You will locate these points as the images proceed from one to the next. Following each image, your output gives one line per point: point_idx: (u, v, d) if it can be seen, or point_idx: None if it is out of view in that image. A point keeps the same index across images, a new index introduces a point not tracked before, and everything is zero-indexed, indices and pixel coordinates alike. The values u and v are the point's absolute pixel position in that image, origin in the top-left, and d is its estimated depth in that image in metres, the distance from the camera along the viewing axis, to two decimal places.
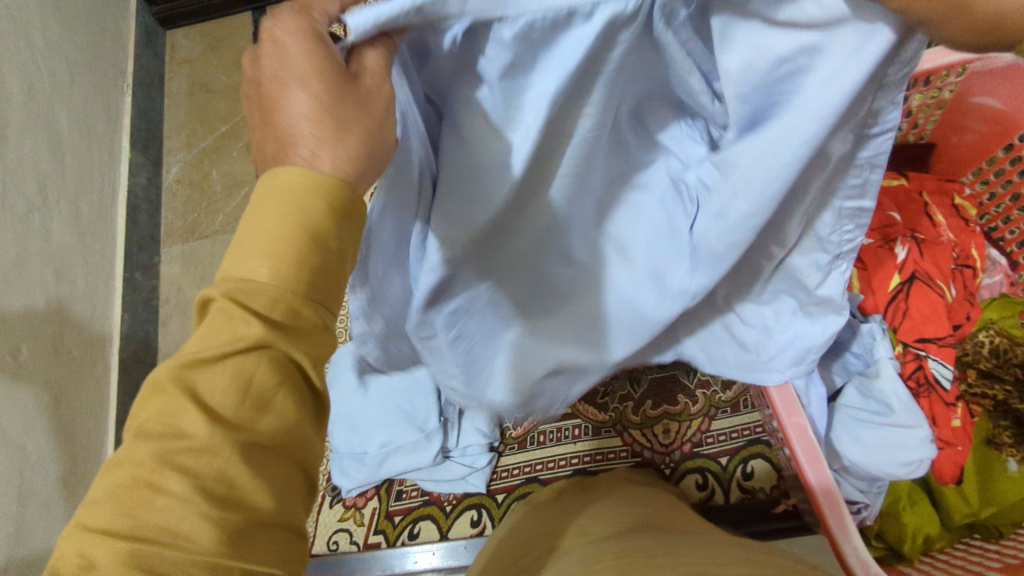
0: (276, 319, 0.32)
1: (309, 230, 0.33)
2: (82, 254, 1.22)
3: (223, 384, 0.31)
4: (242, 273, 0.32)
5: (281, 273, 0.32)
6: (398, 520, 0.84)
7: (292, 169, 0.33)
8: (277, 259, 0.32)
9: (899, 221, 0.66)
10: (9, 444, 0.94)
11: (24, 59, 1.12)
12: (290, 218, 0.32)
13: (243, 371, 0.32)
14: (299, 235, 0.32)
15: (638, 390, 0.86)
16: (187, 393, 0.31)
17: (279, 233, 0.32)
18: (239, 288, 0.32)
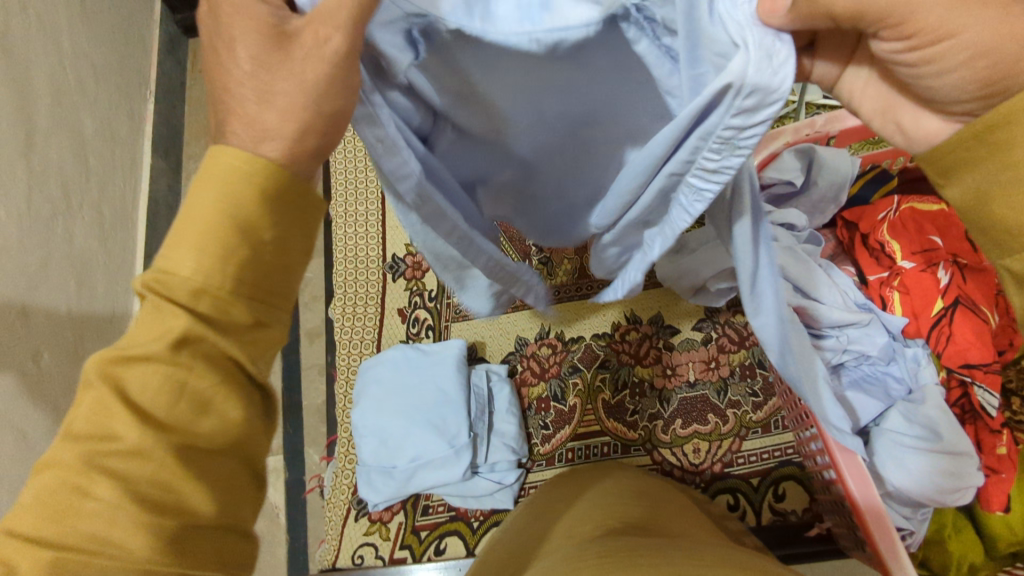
0: (202, 311, 0.33)
1: (236, 221, 0.33)
2: (103, 259, 1.22)
3: (154, 379, 0.32)
4: (173, 267, 0.33)
5: (205, 264, 0.32)
6: (424, 535, 0.84)
7: (228, 154, 0.33)
8: (200, 253, 0.32)
9: (941, 245, 0.66)
10: (29, 450, 0.93)
11: (52, 64, 1.13)
12: (221, 209, 0.32)
13: (173, 372, 0.32)
14: (225, 226, 0.32)
15: (667, 409, 0.84)
16: (115, 387, 0.32)
17: (213, 228, 0.32)
18: (170, 280, 0.33)
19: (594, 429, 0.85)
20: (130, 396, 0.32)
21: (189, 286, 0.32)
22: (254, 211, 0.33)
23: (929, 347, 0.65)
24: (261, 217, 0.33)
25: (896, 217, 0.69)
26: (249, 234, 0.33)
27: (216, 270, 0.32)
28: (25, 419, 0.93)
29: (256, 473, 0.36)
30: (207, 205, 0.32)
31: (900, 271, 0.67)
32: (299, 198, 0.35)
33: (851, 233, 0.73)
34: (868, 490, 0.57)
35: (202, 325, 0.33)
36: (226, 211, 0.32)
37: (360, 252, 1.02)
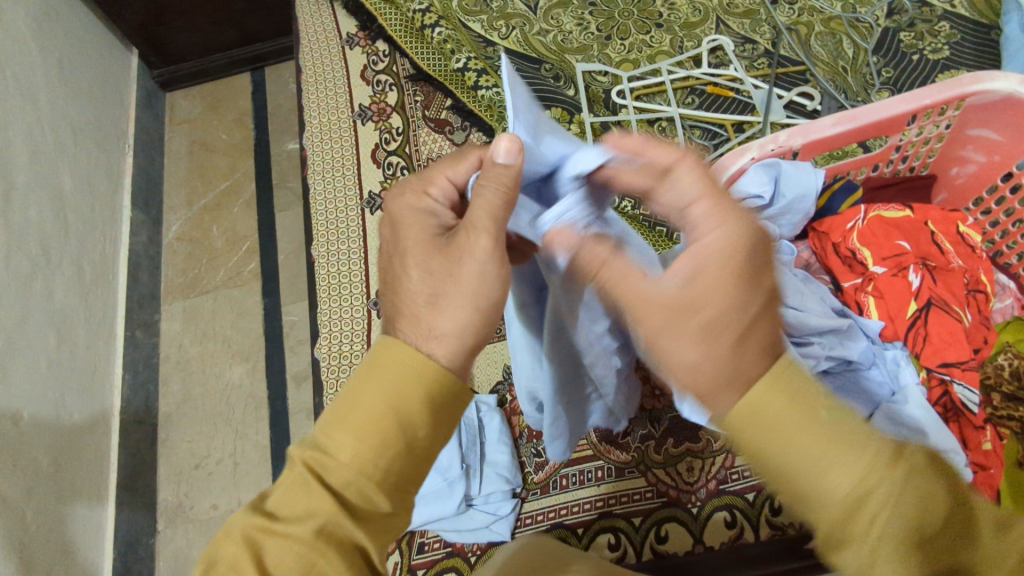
0: (345, 498, 0.40)
1: (399, 414, 0.41)
2: (84, 313, 1.21)
3: (290, 553, 0.39)
4: (331, 446, 0.41)
5: (361, 454, 0.40)
6: (421, 574, 0.83)
7: (411, 356, 0.42)
8: (359, 439, 0.40)
9: (908, 249, 0.68)
10: (10, 511, 0.90)
11: (30, 122, 1.14)
12: (389, 401, 0.41)
13: (313, 554, 0.39)
14: (390, 415, 0.41)
15: (658, 429, 0.85)
16: (252, 551, 0.39)
17: (370, 418, 0.41)
18: (326, 460, 0.41)
19: (586, 454, 0.85)
20: (268, 554, 0.39)
21: (346, 467, 0.40)
22: (409, 414, 0.41)
23: (908, 348, 0.67)
24: (419, 420, 0.42)
25: (864, 225, 0.69)
26: (406, 437, 0.41)
27: (363, 457, 0.40)
28: (6, 481, 0.91)
29: None
30: (383, 393, 0.41)
31: (873, 277, 0.69)
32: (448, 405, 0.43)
33: (821, 242, 0.73)
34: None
35: (346, 514, 0.40)
36: (388, 405, 0.41)
37: (344, 291, 1.02)
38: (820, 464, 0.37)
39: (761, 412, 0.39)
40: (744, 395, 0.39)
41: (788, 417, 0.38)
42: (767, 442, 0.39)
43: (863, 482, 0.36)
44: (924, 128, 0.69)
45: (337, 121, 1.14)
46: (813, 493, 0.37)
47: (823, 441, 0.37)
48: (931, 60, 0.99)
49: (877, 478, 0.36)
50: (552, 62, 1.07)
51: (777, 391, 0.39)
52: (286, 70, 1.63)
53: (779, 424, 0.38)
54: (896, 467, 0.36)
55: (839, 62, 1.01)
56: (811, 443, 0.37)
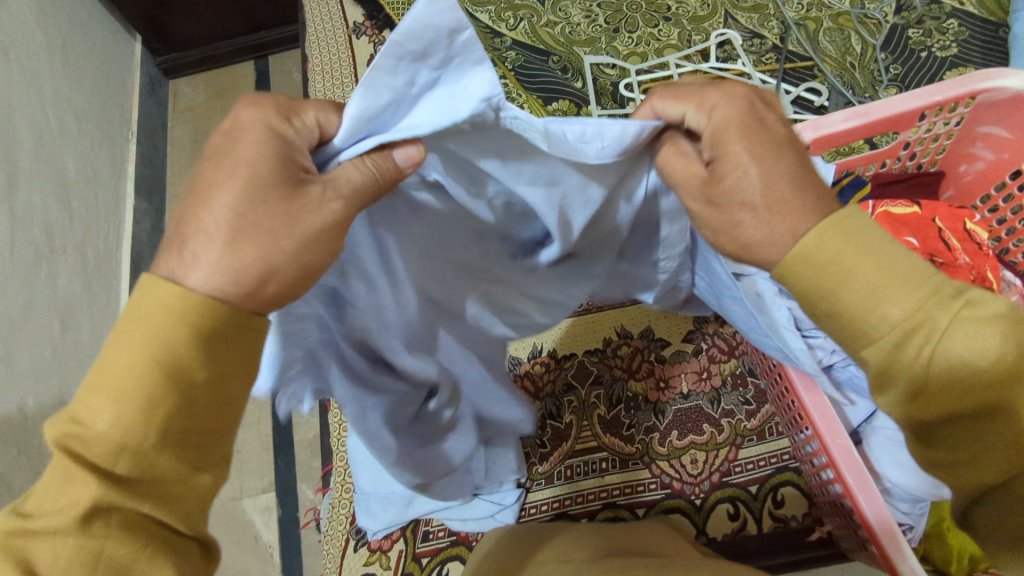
0: (120, 470, 0.33)
1: (165, 362, 0.34)
2: (88, 300, 1.21)
3: (64, 557, 0.32)
4: (101, 424, 0.33)
5: (125, 417, 0.33)
6: (425, 562, 0.83)
7: (168, 290, 0.34)
8: (122, 402, 0.33)
9: (917, 246, 0.68)
10: (16, 497, 0.91)
11: (34, 110, 1.13)
12: (153, 345, 0.34)
13: (87, 546, 0.32)
14: (155, 370, 0.33)
15: (662, 421, 0.85)
16: (23, 568, 0.31)
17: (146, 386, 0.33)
18: (90, 428, 0.33)
19: (590, 445, 0.86)
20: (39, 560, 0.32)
21: (104, 439, 0.33)
22: (182, 358, 0.34)
23: None
24: (195, 362, 0.34)
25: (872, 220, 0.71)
26: (180, 380, 0.34)
27: (135, 428, 0.33)
28: (10, 467, 0.91)
29: None
30: (139, 333, 0.34)
31: None
32: (239, 328, 0.36)
33: None
34: (879, 506, 0.56)
35: (117, 488, 0.33)
36: (149, 352, 0.34)
37: None
38: (872, 297, 0.39)
39: (813, 258, 0.40)
40: (808, 234, 0.40)
41: (847, 252, 0.39)
42: (812, 281, 0.40)
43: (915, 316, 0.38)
44: (934, 124, 0.69)
45: None
46: (864, 331, 0.39)
47: (883, 277, 0.39)
48: (939, 58, 1.00)
49: (928, 306, 0.38)
50: (561, 53, 1.08)
51: (833, 237, 0.39)
52: (290, 59, 1.62)
53: (834, 265, 0.39)
54: (941, 305, 0.38)
55: (847, 58, 1.01)
56: (873, 278, 0.39)
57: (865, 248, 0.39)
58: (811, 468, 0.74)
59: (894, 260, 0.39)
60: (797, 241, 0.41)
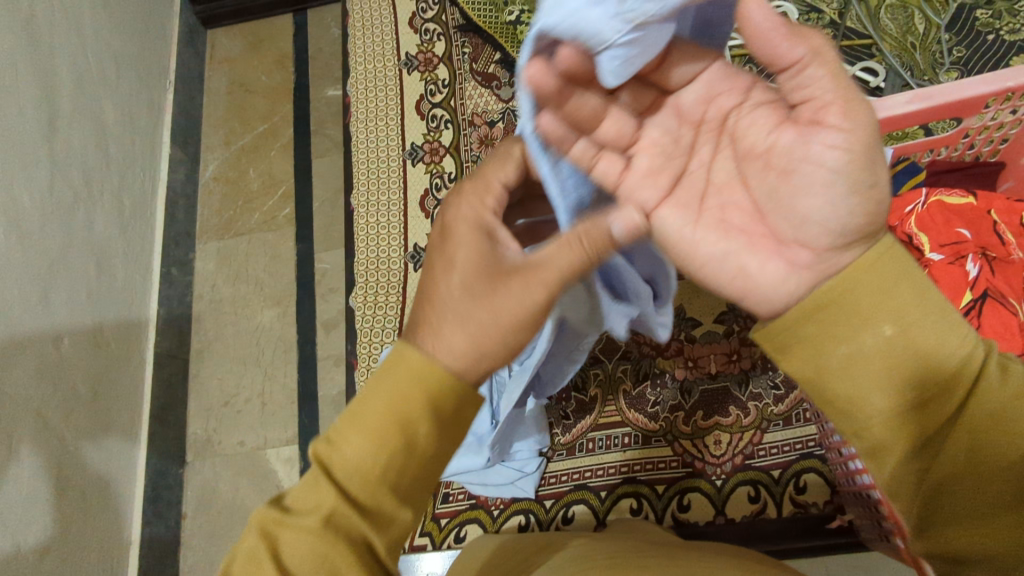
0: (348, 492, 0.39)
1: (397, 419, 0.40)
2: (123, 245, 1.23)
3: (301, 551, 0.38)
4: (344, 444, 0.40)
5: (370, 454, 0.39)
6: (444, 523, 0.85)
7: (416, 361, 0.41)
8: (375, 442, 0.39)
9: (969, 238, 0.66)
10: (49, 431, 0.94)
11: (75, 52, 1.14)
12: (393, 404, 0.40)
13: (317, 548, 0.38)
14: (388, 419, 0.40)
15: (688, 401, 0.85)
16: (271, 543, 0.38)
17: (382, 423, 0.40)
18: (337, 455, 0.40)
19: (615, 420, 0.86)
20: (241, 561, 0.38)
21: (347, 468, 0.39)
22: (412, 427, 0.40)
23: None
24: (422, 419, 0.40)
25: (923, 209, 0.68)
26: (406, 436, 0.40)
27: (368, 453, 0.39)
28: (46, 402, 0.94)
29: None
30: (393, 387, 0.41)
31: (928, 263, 0.66)
32: (457, 407, 0.42)
33: None
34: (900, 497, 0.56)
35: (351, 508, 0.39)
36: (391, 415, 0.40)
37: (380, 244, 1.01)
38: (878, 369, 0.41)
39: (840, 305, 0.42)
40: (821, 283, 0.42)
41: (884, 289, 0.41)
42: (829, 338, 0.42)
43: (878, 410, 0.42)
44: (1000, 112, 0.67)
45: (383, 69, 1.12)
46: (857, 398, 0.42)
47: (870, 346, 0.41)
48: (1007, 41, 0.95)
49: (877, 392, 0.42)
50: None
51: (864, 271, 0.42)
52: (328, 14, 1.61)
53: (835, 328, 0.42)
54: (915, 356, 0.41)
55: (908, 38, 0.97)
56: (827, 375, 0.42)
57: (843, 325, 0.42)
58: (835, 456, 0.73)
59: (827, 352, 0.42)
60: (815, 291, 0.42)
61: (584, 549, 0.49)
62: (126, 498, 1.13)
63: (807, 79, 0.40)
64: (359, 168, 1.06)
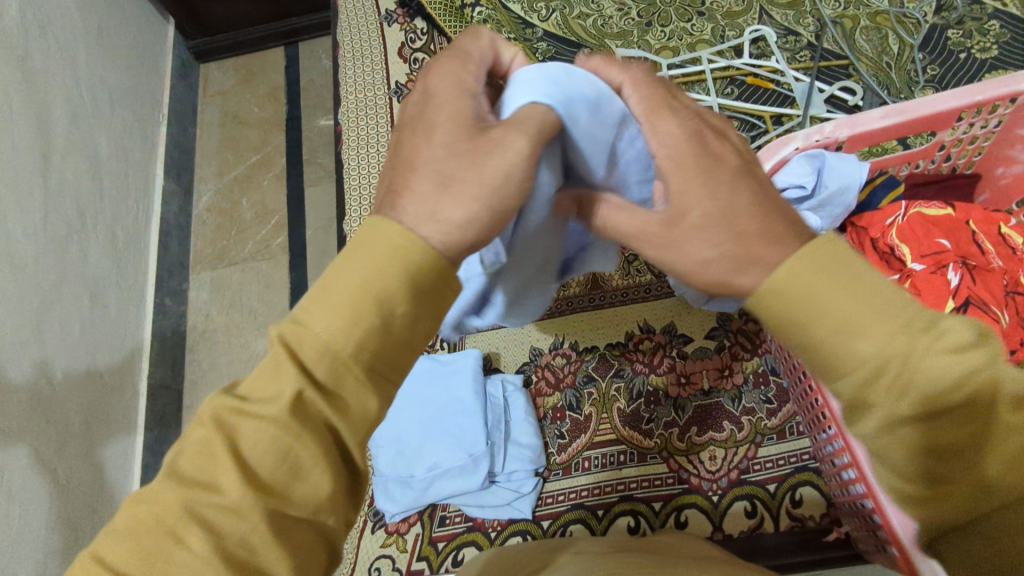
0: (321, 378, 0.34)
1: (377, 293, 0.34)
2: (117, 277, 1.23)
3: (265, 442, 0.33)
4: (312, 320, 0.34)
5: (345, 331, 0.34)
6: (441, 547, 0.84)
7: (393, 229, 0.35)
8: (344, 317, 0.34)
9: (949, 248, 0.67)
10: (41, 465, 0.93)
11: (69, 88, 1.16)
12: (364, 275, 0.34)
13: (286, 438, 0.33)
14: (369, 296, 0.34)
15: (682, 417, 0.85)
16: (228, 439, 0.32)
17: (354, 295, 0.34)
18: (308, 340, 0.34)
19: (609, 438, 0.86)
20: (180, 460, 0.33)
21: (320, 346, 0.34)
22: (394, 296, 0.34)
23: None
24: (401, 297, 0.35)
25: (903, 220, 0.69)
26: (385, 311, 0.34)
27: (345, 332, 0.34)
28: (39, 436, 0.94)
29: (329, 545, 0.35)
30: (366, 256, 0.34)
31: (910, 273, 0.68)
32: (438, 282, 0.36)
33: (860, 238, 0.73)
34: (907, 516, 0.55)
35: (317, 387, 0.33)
36: (368, 284, 0.34)
37: None
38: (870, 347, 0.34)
39: (793, 290, 0.36)
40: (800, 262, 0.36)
41: (830, 284, 0.35)
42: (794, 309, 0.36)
43: (884, 355, 0.34)
44: (972, 126, 0.69)
45: (373, 98, 1.14)
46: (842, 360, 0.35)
47: (862, 314, 0.34)
48: (978, 59, 0.98)
49: (902, 344, 0.34)
50: (592, 46, 1.09)
51: (809, 269, 0.35)
52: (320, 46, 1.64)
53: (805, 303, 0.35)
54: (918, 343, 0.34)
55: (884, 58, 1.01)
56: (844, 305, 0.35)
57: (840, 281, 0.35)
58: (830, 468, 0.74)
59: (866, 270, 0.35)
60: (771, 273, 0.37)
61: (583, 563, 0.49)
62: None
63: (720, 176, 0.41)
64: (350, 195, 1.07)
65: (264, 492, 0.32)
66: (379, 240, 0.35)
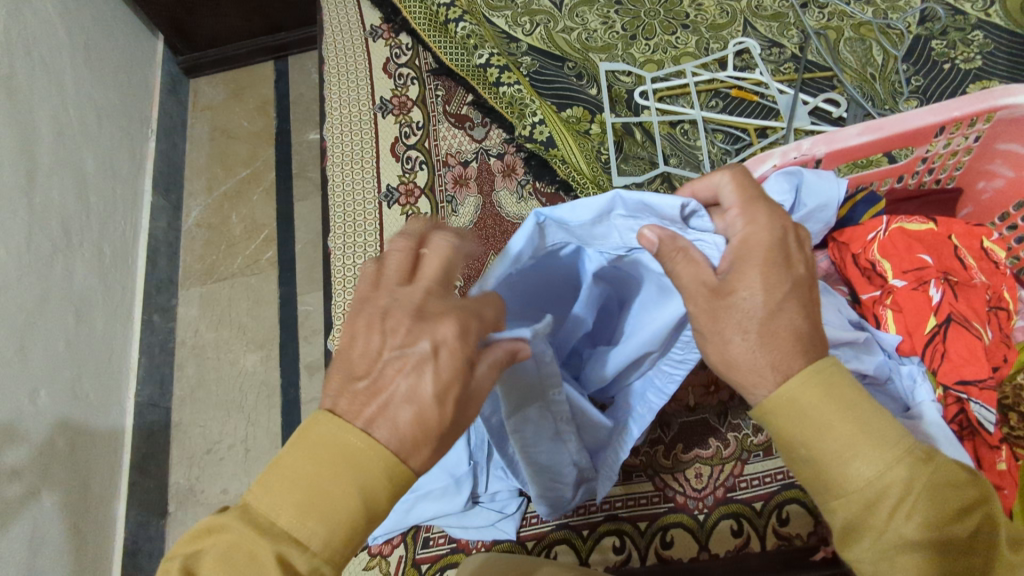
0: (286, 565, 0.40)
1: (355, 503, 0.40)
2: (103, 294, 1.23)
3: None
4: (289, 523, 0.39)
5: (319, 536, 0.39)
6: (424, 568, 0.83)
7: (378, 450, 0.41)
8: (316, 521, 0.39)
9: (930, 263, 0.66)
10: (25, 486, 0.93)
11: (56, 106, 1.16)
12: (344, 483, 0.40)
13: None
14: (349, 507, 0.40)
15: (668, 433, 0.84)
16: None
17: (343, 505, 0.40)
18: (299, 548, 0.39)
19: None
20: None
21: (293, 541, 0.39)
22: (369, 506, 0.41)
23: (925, 364, 0.65)
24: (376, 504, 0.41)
25: (885, 236, 0.68)
26: (364, 515, 0.41)
27: (333, 540, 0.40)
28: (23, 457, 0.93)
29: None
30: (342, 466, 0.40)
31: (892, 289, 0.67)
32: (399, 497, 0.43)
33: (840, 253, 0.72)
34: None
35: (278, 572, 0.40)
36: (349, 498, 0.40)
37: (357, 285, 1.01)
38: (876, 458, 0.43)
39: (798, 404, 0.45)
40: (802, 391, 0.45)
41: (828, 407, 0.44)
42: (794, 425, 0.45)
43: (883, 479, 0.42)
44: (952, 141, 0.68)
45: (357, 113, 1.13)
46: (841, 474, 0.43)
47: (857, 433, 0.44)
48: (962, 70, 0.98)
49: (900, 471, 0.42)
50: (575, 60, 1.08)
51: (815, 389, 0.45)
52: (309, 60, 1.64)
53: (810, 415, 0.45)
54: (909, 466, 0.42)
55: (868, 69, 1.00)
56: (849, 432, 0.44)
57: (838, 407, 0.44)
58: None
59: (865, 402, 0.45)
60: (782, 383, 0.46)
61: None
62: (104, 553, 1.11)
63: (746, 275, 0.48)
64: (335, 212, 1.07)
65: None
66: (371, 458, 0.41)
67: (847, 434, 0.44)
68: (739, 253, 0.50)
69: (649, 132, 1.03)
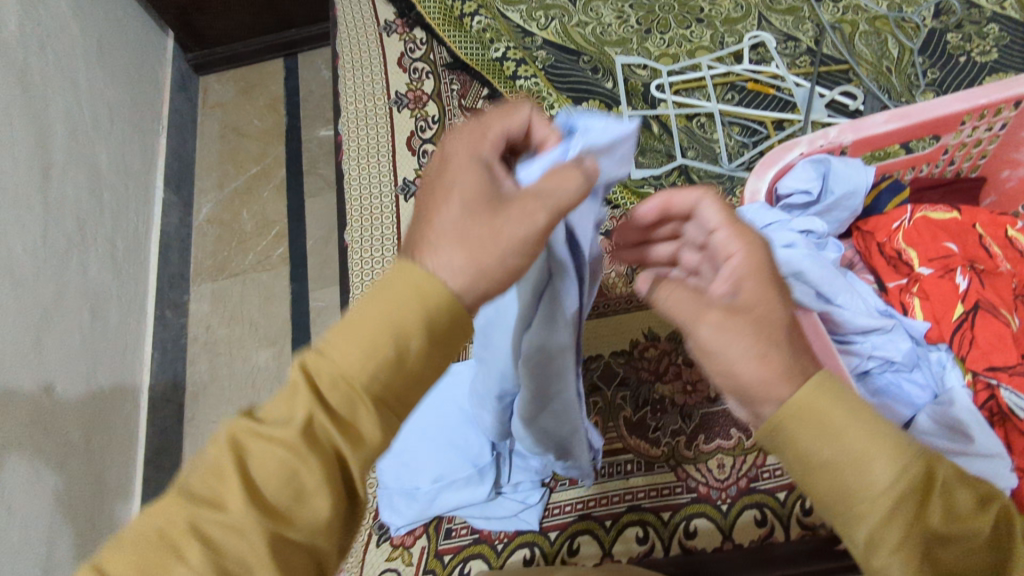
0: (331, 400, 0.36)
1: (396, 327, 0.37)
2: (117, 289, 1.22)
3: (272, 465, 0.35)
4: (338, 357, 0.37)
5: (367, 367, 0.36)
6: (447, 560, 0.83)
7: (421, 274, 0.38)
8: (362, 351, 0.36)
9: (956, 252, 0.67)
10: (42, 480, 0.92)
11: (69, 101, 1.15)
12: (389, 309, 0.37)
13: (292, 462, 0.35)
14: (389, 332, 0.36)
15: (689, 425, 0.85)
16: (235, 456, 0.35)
17: (381, 331, 0.36)
18: (325, 367, 0.37)
19: (617, 447, 0.86)
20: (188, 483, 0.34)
21: (336, 372, 0.36)
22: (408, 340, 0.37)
23: (953, 351, 0.65)
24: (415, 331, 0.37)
25: (910, 225, 0.69)
26: (398, 347, 0.37)
27: (372, 367, 0.36)
28: (39, 451, 0.93)
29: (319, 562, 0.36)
30: (384, 292, 0.37)
31: (918, 277, 0.67)
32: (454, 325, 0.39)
33: (866, 242, 0.73)
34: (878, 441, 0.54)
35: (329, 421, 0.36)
36: (390, 325, 0.37)
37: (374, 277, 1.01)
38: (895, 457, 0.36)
39: (808, 412, 0.38)
40: (815, 398, 0.38)
41: (837, 414, 0.38)
42: (806, 437, 0.38)
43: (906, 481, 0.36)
44: (977, 129, 0.69)
45: (372, 108, 1.13)
46: (859, 483, 0.36)
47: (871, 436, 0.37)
48: (978, 62, 0.98)
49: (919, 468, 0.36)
50: (591, 54, 1.09)
51: (828, 394, 0.39)
52: (319, 57, 1.65)
53: (823, 422, 0.38)
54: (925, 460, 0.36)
55: (883, 62, 1.01)
56: (863, 436, 0.37)
57: (846, 412, 0.38)
58: None
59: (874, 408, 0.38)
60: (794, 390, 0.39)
61: None
62: None
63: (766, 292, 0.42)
64: (351, 206, 1.07)
65: (268, 518, 0.34)
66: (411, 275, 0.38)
67: (860, 439, 0.37)
68: (742, 273, 0.44)
69: (666, 125, 1.03)
